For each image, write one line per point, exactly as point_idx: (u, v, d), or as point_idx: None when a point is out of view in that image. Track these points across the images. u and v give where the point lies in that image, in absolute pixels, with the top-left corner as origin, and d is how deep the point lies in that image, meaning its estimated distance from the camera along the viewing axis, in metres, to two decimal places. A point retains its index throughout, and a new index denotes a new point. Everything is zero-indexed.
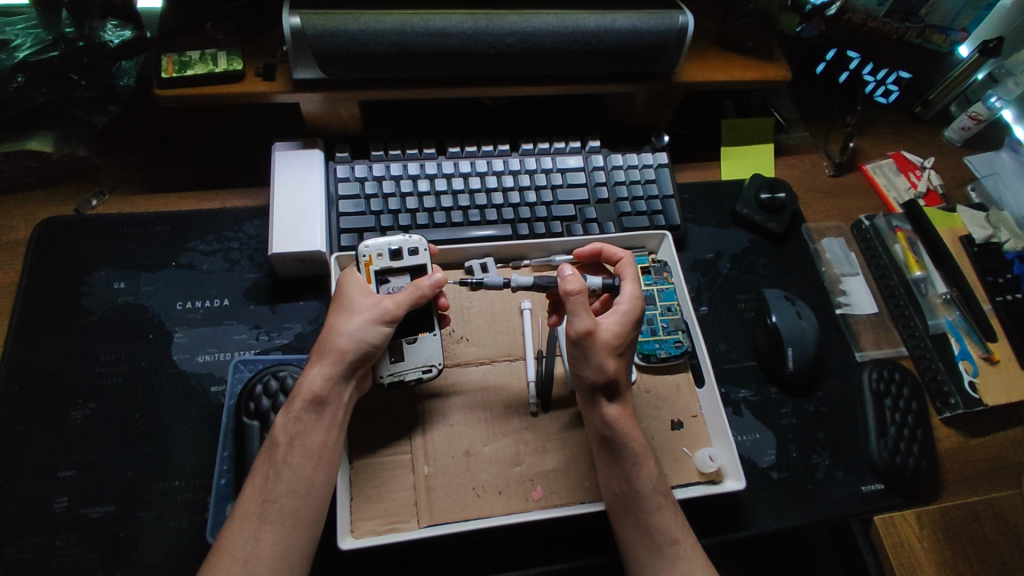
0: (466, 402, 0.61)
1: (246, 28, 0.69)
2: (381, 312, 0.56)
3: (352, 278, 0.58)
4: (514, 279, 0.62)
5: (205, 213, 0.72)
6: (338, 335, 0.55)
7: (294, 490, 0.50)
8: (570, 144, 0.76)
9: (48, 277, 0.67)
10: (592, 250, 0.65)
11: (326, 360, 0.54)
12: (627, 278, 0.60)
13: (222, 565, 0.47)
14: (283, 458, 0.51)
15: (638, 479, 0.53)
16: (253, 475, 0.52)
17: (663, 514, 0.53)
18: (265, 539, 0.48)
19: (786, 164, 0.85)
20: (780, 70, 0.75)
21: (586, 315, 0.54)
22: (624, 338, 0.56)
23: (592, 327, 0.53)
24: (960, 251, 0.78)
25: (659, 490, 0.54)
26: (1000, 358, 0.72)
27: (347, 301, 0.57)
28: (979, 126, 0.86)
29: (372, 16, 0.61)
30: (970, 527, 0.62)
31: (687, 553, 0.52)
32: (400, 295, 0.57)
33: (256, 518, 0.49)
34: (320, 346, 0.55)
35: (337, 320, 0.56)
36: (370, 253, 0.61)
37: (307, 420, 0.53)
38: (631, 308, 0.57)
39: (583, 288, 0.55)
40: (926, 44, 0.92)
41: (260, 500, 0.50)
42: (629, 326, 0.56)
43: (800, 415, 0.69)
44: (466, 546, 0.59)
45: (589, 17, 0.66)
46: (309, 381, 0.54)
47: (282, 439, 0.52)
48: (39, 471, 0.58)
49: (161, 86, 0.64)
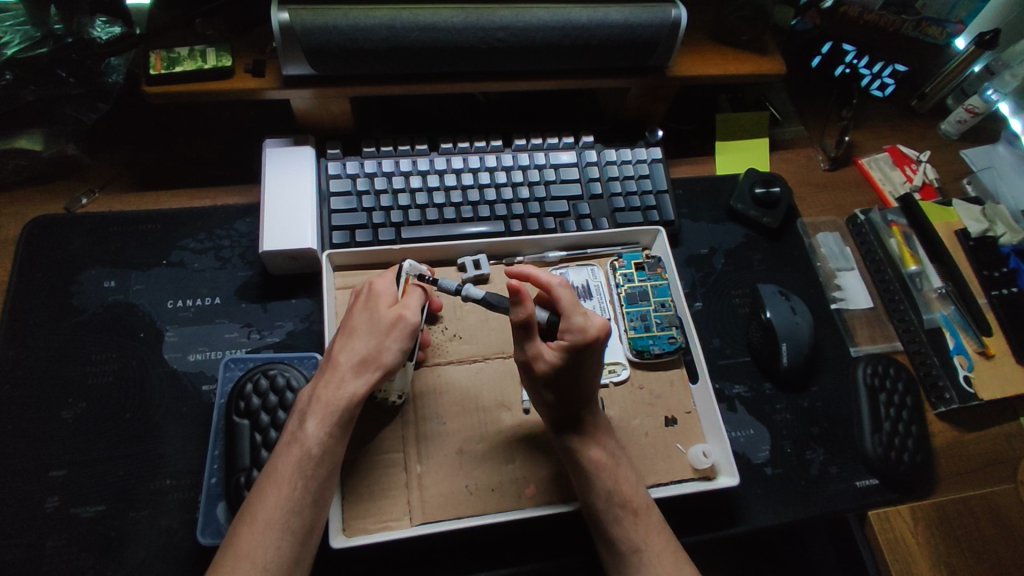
0: (457, 399, 0.60)
1: (236, 24, 0.68)
2: (407, 327, 0.54)
3: (387, 286, 0.56)
4: (464, 288, 0.57)
5: (196, 210, 0.72)
6: (381, 351, 0.53)
7: (317, 500, 0.48)
8: (562, 140, 0.76)
9: (39, 274, 0.66)
10: (520, 273, 0.53)
11: (359, 381, 0.52)
12: (567, 310, 0.51)
13: (239, 570, 0.44)
14: (312, 471, 0.49)
15: (593, 491, 0.52)
16: (274, 483, 0.48)
17: (621, 526, 0.52)
18: (287, 547, 0.46)
19: (781, 159, 0.84)
20: (774, 63, 0.74)
21: (528, 345, 0.50)
22: (565, 374, 0.51)
23: (529, 360, 0.51)
24: (955, 245, 0.77)
25: (617, 502, 0.52)
26: (996, 352, 0.72)
27: (384, 311, 0.54)
28: (975, 119, 0.85)
29: (362, 11, 0.61)
30: (963, 522, 0.62)
31: (651, 563, 0.51)
32: (414, 302, 0.55)
33: (279, 527, 0.47)
34: (355, 358, 0.52)
35: (372, 332, 0.53)
36: (410, 275, 0.60)
37: (337, 437, 0.50)
38: (572, 348, 0.49)
39: (530, 319, 0.49)
40: (923, 37, 0.91)
41: (285, 509, 0.47)
42: (571, 367, 0.51)
43: (795, 410, 0.69)
44: (458, 544, 0.59)
45: (580, 11, 0.65)
46: (340, 401, 0.51)
47: (316, 452, 0.49)
48: (29, 471, 0.58)
49: (149, 83, 0.64)
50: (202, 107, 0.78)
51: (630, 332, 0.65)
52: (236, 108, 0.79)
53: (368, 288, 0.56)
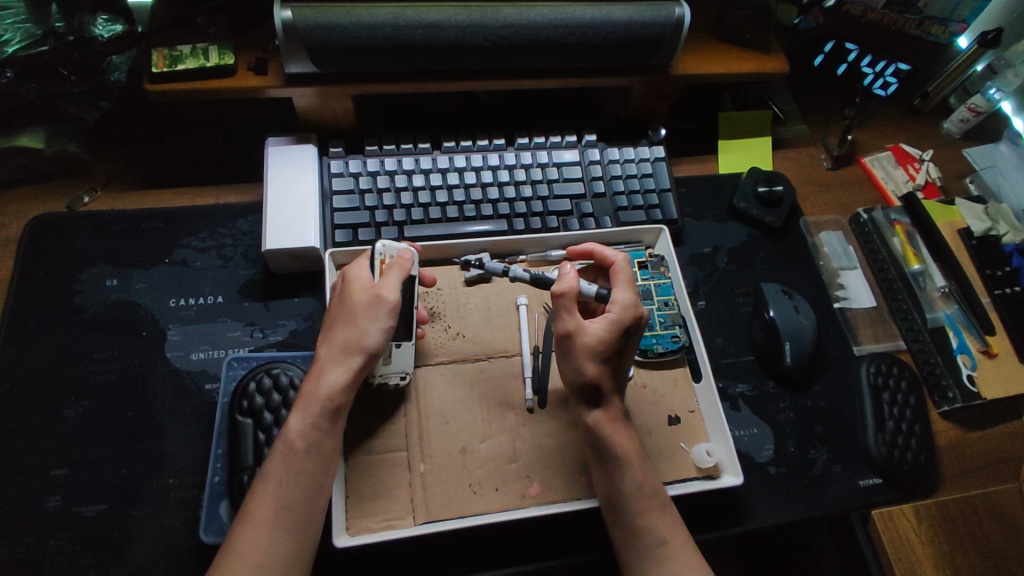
0: (459, 398, 0.60)
1: (238, 23, 0.68)
2: (384, 307, 0.53)
3: (360, 272, 0.56)
4: (512, 269, 0.63)
5: (198, 208, 0.71)
6: (358, 335, 0.52)
7: (309, 495, 0.48)
8: (565, 139, 0.75)
9: (40, 273, 0.66)
10: (584, 249, 0.63)
11: (341, 370, 0.51)
12: (619, 285, 0.56)
13: (234, 569, 0.44)
14: (301, 465, 0.49)
15: (623, 481, 0.52)
16: (265, 479, 0.48)
17: (648, 516, 0.52)
18: (280, 544, 0.46)
19: (784, 157, 0.84)
20: (777, 62, 0.74)
21: (571, 317, 0.53)
22: (612, 344, 0.53)
23: (572, 330, 0.53)
24: (958, 244, 0.77)
25: (644, 492, 0.52)
26: (999, 351, 0.72)
27: (359, 297, 0.54)
28: (978, 118, 0.85)
29: (365, 9, 0.61)
30: (967, 521, 0.62)
31: (674, 555, 0.51)
32: (389, 280, 0.55)
33: (268, 524, 0.46)
34: (335, 347, 0.52)
35: (349, 320, 0.53)
36: (386, 253, 0.58)
37: (325, 426, 0.50)
38: (619, 317, 0.53)
39: (574, 290, 0.53)
40: (925, 36, 0.91)
41: (275, 506, 0.47)
42: (619, 338, 0.53)
43: (798, 409, 0.69)
44: (461, 543, 0.59)
45: (584, 9, 0.65)
46: (326, 392, 0.51)
47: (300, 446, 0.49)
48: (31, 470, 0.58)
49: (151, 80, 0.63)
50: (203, 105, 0.78)
51: None
52: (238, 107, 0.79)
53: (342, 279, 0.56)
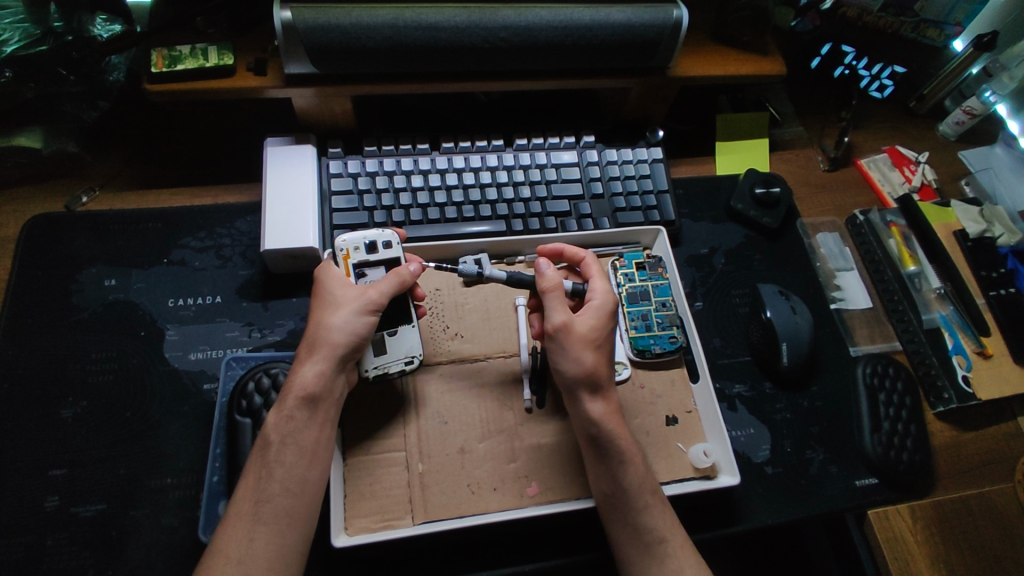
0: (457, 398, 0.60)
1: (237, 23, 0.68)
2: (367, 303, 0.54)
3: (335, 270, 0.57)
4: (487, 270, 0.62)
5: (197, 208, 0.71)
6: (328, 329, 0.53)
7: (288, 489, 0.49)
8: (563, 140, 0.76)
9: (38, 272, 0.66)
10: (552, 250, 0.64)
11: (317, 356, 0.52)
12: (593, 276, 0.60)
13: (214, 566, 0.45)
14: (276, 457, 0.50)
15: (625, 476, 0.52)
16: (245, 475, 0.50)
17: (650, 513, 0.52)
18: (259, 540, 0.47)
19: (780, 159, 0.85)
20: (775, 64, 0.75)
21: (559, 308, 0.56)
22: (602, 331, 0.56)
23: (566, 321, 0.55)
24: (953, 245, 0.78)
25: (646, 488, 0.53)
26: (994, 352, 0.72)
27: (332, 292, 0.55)
28: (973, 121, 0.86)
29: (363, 10, 0.61)
30: (962, 522, 0.63)
31: (675, 552, 0.51)
32: (383, 282, 0.55)
33: (249, 518, 0.47)
34: (309, 342, 0.53)
35: (324, 310, 0.54)
36: (348, 247, 0.60)
37: (299, 417, 0.51)
38: (603, 304, 0.57)
39: (557, 284, 0.57)
40: (921, 38, 0.92)
41: (253, 500, 0.48)
42: (606, 324, 0.56)
43: (795, 410, 0.69)
44: (459, 543, 0.59)
45: (582, 11, 0.65)
46: (301, 378, 0.52)
47: (274, 438, 0.50)
48: (29, 470, 0.58)
49: (150, 81, 0.63)
50: (202, 106, 0.78)
51: (631, 332, 0.65)
52: (237, 107, 0.79)
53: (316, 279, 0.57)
